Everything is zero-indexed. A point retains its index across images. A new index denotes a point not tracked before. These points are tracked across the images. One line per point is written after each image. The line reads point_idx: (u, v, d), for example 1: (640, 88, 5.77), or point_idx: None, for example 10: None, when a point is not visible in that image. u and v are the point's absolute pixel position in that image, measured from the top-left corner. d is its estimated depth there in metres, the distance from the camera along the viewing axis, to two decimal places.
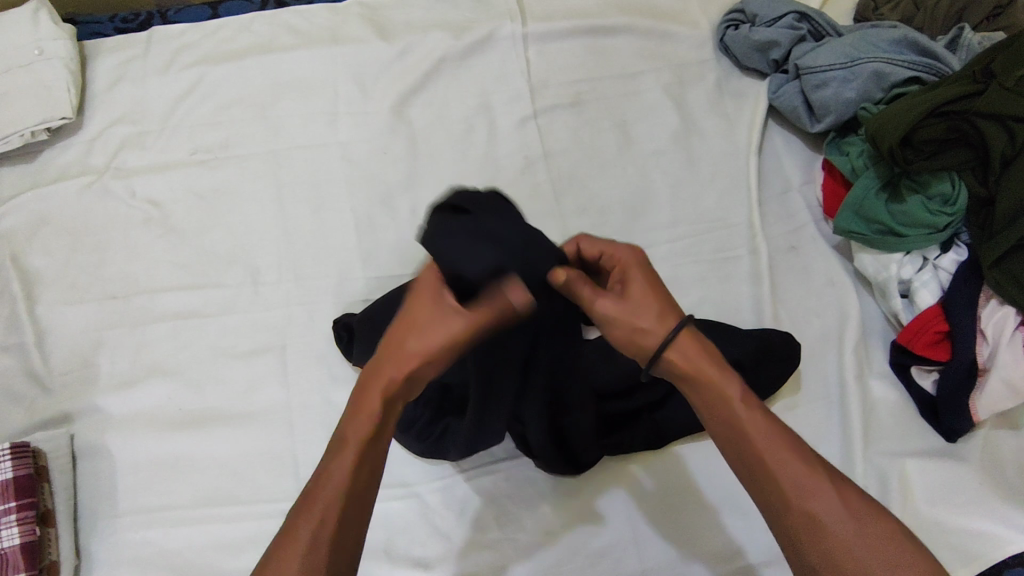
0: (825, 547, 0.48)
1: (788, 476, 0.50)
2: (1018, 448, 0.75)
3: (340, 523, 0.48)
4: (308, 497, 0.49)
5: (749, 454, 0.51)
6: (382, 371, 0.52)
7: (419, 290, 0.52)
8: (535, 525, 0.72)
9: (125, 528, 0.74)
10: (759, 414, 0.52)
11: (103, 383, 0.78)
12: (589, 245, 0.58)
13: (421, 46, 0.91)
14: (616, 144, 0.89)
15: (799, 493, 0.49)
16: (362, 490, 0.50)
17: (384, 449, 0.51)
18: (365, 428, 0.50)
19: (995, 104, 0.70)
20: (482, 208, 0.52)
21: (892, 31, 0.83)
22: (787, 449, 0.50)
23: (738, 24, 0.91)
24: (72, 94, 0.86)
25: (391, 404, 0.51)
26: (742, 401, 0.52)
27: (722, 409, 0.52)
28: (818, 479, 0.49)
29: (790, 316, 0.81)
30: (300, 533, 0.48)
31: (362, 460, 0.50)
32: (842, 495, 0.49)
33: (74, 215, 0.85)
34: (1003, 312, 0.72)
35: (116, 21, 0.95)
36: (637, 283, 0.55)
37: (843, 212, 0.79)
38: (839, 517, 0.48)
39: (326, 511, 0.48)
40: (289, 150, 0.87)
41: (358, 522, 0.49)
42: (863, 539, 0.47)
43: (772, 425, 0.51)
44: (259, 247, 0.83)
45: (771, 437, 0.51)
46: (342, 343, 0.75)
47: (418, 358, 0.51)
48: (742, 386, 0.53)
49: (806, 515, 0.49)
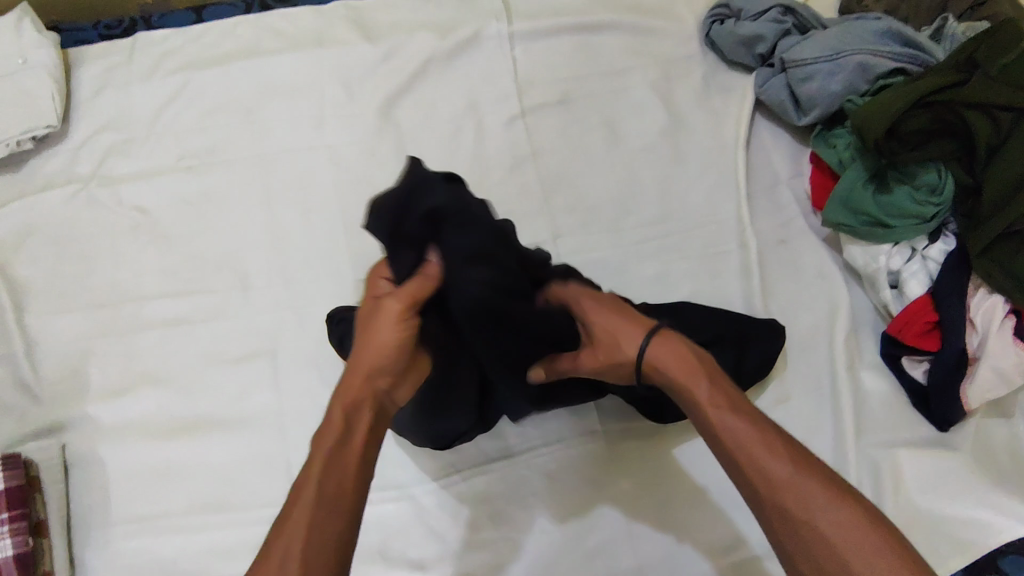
0: (803, 541, 0.47)
1: (756, 467, 0.50)
2: (1010, 437, 0.75)
3: (311, 540, 0.46)
4: (286, 511, 0.48)
5: (720, 450, 0.52)
6: (347, 380, 0.52)
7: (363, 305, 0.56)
8: (530, 524, 0.72)
9: (119, 537, 0.73)
10: (728, 409, 0.53)
11: (94, 392, 0.78)
12: (555, 295, 0.61)
13: (407, 46, 0.90)
14: (604, 141, 0.89)
15: (767, 482, 0.49)
16: (334, 503, 0.48)
17: (354, 459, 0.50)
18: (330, 433, 0.50)
19: (979, 94, 0.71)
20: (424, 189, 0.51)
21: (877, 22, 0.83)
22: (751, 436, 0.51)
23: (723, 19, 0.91)
24: (57, 102, 0.85)
25: (352, 409, 0.52)
26: (709, 398, 0.53)
27: (693, 409, 0.54)
28: (785, 468, 0.49)
29: (781, 310, 0.81)
30: (270, 556, 0.47)
31: (327, 472, 0.49)
32: (809, 482, 0.49)
33: (61, 224, 0.84)
34: (992, 300, 0.72)
35: (99, 27, 0.94)
36: (600, 321, 0.58)
37: (831, 205, 0.79)
38: (811, 509, 0.48)
39: (295, 529, 0.47)
40: (277, 154, 0.87)
41: (329, 542, 0.47)
42: (835, 531, 0.47)
43: (742, 418, 0.52)
44: (248, 251, 0.83)
45: (739, 430, 0.51)
46: (335, 336, 0.73)
47: (372, 352, 0.52)
48: (711, 382, 0.54)
49: (778, 508, 0.49)
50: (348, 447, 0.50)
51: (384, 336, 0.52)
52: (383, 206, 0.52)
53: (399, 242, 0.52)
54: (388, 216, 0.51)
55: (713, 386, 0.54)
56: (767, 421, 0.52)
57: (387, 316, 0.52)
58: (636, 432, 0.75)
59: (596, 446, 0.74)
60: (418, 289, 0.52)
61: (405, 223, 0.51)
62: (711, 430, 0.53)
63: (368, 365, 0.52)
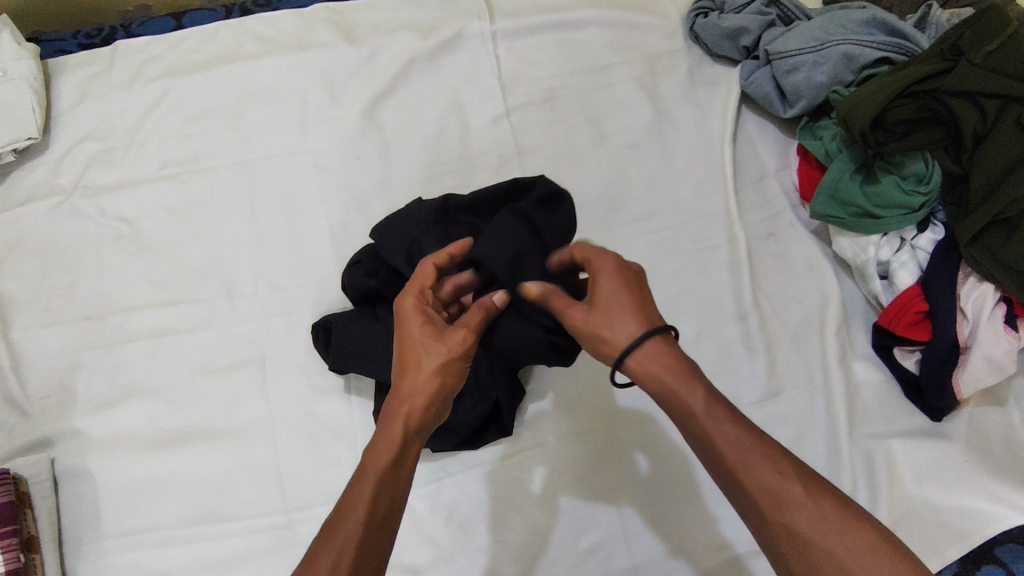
0: (810, 562, 0.47)
1: (761, 490, 0.48)
2: (1004, 423, 0.75)
3: (361, 555, 0.48)
4: (333, 525, 0.49)
5: (720, 464, 0.50)
6: (399, 400, 0.54)
7: (406, 323, 0.55)
8: (523, 525, 0.72)
9: (110, 550, 0.73)
10: (727, 420, 0.50)
11: (83, 405, 0.77)
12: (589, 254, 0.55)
13: (390, 47, 0.90)
14: (590, 138, 0.88)
15: (774, 505, 0.48)
16: (384, 519, 0.50)
17: (405, 477, 0.52)
18: (386, 450, 0.51)
19: (965, 81, 0.71)
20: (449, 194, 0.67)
21: (861, 11, 0.82)
22: (757, 458, 0.49)
23: (707, 12, 0.91)
24: (37, 113, 0.84)
25: (411, 428, 0.53)
26: (707, 411, 0.50)
27: (688, 417, 0.51)
28: (794, 492, 0.48)
29: (771, 304, 0.81)
30: (319, 564, 0.47)
31: (381, 492, 0.50)
32: (818, 504, 0.48)
33: (46, 236, 0.83)
34: (983, 288, 0.72)
35: (79, 36, 0.93)
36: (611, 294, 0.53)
37: (818, 196, 0.79)
38: (821, 530, 0.47)
39: (347, 539, 0.48)
40: (261, 160, 0.86)
41: (377, 556, 0.49)
42: (845, 549, 0.46)
43: (744, 433, 0.50)
44: (234, 259, 0.82)
45: (744, 451, 0.49)
46: (320, 343, 0.72)
47: (429, 380, 0.54)
48: (710, 391, 0.51)
49: (783, 527, 0.48)
50: (403, 461, 0.52)
51: (449, 358, 0.54)
52: (361, 269, 0.70)
53: (366, 275, 0.69)
54: (366, 267, 0.70)
55: (711, 393, 0.51)
56: (760, 434, 0.51)
57: (457, 341, 0.55)
58: (625, 429, 0.75)
59: (585, 446, 0.74)
60: (424, 278, 0.56)
61: (372, 272, 0.69)
62: (710, 440, 0.50)
63: (433, 387, 0.54)
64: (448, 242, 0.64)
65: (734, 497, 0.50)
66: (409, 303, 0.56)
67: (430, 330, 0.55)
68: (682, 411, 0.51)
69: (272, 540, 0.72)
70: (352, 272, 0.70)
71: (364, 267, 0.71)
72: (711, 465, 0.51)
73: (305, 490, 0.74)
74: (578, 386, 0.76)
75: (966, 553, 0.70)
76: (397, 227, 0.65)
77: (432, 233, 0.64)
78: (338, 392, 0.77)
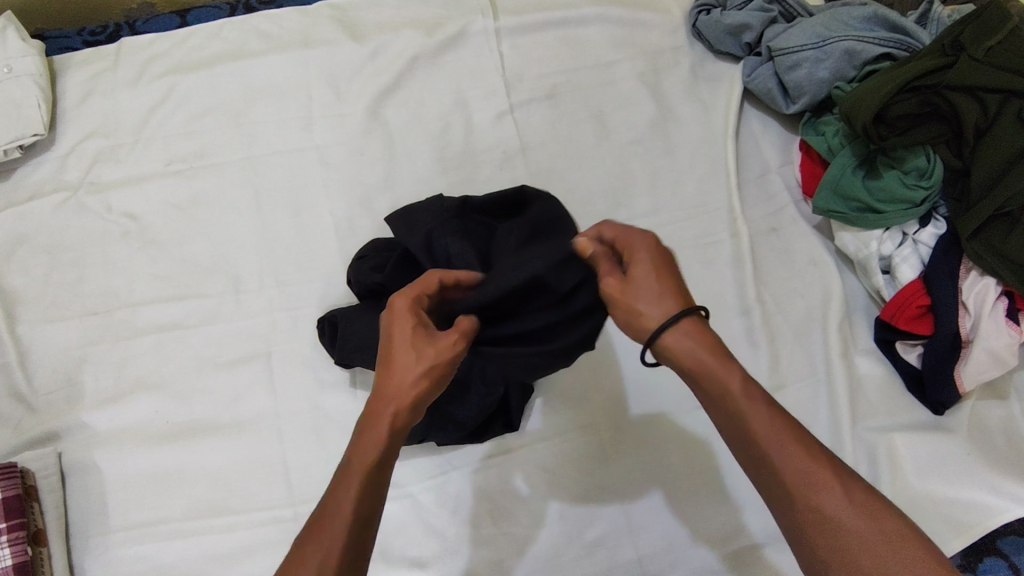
0: (838, 547, 0.46)
1: (793, 471, 0.48)
2: (1006, 417, 0.76)
3: (346, 557, 0.48)
4: (317, 527, 0.49)
5: (752, 444, 0.50)
6: (386, 401, 0.53)
7: (400, 325, 0.54)
8: (529, 517, 0.72)
9: (117, 543, 0.73)
10: (759, 400, 0.51)
11: (89, 400, 0.78)
12: (614, 229, 0.57)
13: (394, 45, 0.90)
14: (594, 134, 0.88)
15: (804, 485, 0.48)
16: (369, 521, 0.50)
17: (387, 480, 0.52)
18: (372, 452, 0.51)
19: (965, 76, 0.71)
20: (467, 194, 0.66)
21: (862, 8, 0.83)
22: (787, 436, 0.49)
23: (710, 9, 0.91)
24: (43, 110, 0.84)
25: (396, 428, 0.52)
26: (744, 392, 0.51)
27: (722, 400, 0.52)
28: (826, 474, 0.48)
29: (773, 298, 0.81)
30: (306, 562, 0.47)
31: (366, 492, 0.50)
32: (850, 489, 0.48)
33: (51, 232, 0.84)
34: (985, 282, 0.72)
35: (83, 33, 0.94)
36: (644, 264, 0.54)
37: (821, 191, 0.79)
38: (853, 515, 0.47)
39: (331, 541, 0.48)
40: (267, 156, 0.86)
41: (362, 557, 0.49)
42: (873, 534, 0.46)
43: (775, 414, 0.51)
44: (239, 254, 0.83)
45: (781, 431, 0.49)
46: (327, 337, 0.73)
47: (419, 381, 0.53)
48: (744, 373, 0.52)
49: (812, 509, 0.47)
50: (387, 462, 0.52)
51: (438, 360, 0.53)
52: (364, 266, 0.71)
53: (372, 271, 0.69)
54: (371, 263, 0.71)
55: (745, 375, 0.52)
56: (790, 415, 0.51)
57: (447, 346, 0.54)
58: (629, 421, 0.75)
59: (589, 439, 0.75)
60: (425, 284, 0.55)
61: (376, 269, 0.70)
62: (742, 422, 0.51)
63: (418, 390, 0.53)
64: (466, 236, 0.62)
65: (765, 477, 0.50)
66: (409, 305, 0.55)
67: (420, 332, 0.54)
68: (717, 393, 0.52)
69: (278, 533, 0.73)
70: (356, 267, 0.71)
71: (371, 261, 0.71)
72: (741, 447, 0.51)
73: (311, 483, 0.74)
74: (583, 381, 0.76)
75: (970, 544, 0.71)
76: (414, 220, 0.65)
77: (451, 225, 0.62)
78: (344, 386, 0.78)
